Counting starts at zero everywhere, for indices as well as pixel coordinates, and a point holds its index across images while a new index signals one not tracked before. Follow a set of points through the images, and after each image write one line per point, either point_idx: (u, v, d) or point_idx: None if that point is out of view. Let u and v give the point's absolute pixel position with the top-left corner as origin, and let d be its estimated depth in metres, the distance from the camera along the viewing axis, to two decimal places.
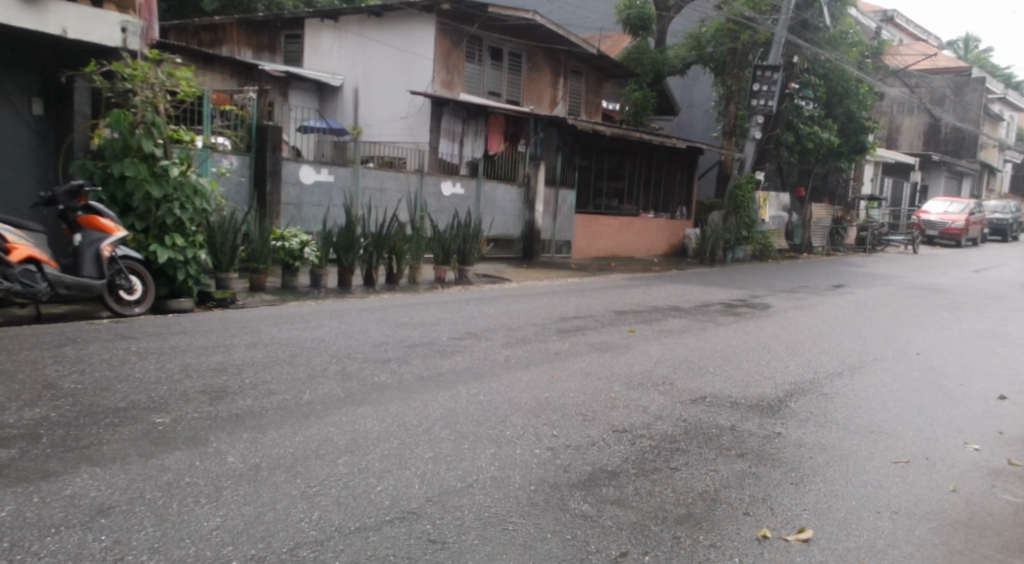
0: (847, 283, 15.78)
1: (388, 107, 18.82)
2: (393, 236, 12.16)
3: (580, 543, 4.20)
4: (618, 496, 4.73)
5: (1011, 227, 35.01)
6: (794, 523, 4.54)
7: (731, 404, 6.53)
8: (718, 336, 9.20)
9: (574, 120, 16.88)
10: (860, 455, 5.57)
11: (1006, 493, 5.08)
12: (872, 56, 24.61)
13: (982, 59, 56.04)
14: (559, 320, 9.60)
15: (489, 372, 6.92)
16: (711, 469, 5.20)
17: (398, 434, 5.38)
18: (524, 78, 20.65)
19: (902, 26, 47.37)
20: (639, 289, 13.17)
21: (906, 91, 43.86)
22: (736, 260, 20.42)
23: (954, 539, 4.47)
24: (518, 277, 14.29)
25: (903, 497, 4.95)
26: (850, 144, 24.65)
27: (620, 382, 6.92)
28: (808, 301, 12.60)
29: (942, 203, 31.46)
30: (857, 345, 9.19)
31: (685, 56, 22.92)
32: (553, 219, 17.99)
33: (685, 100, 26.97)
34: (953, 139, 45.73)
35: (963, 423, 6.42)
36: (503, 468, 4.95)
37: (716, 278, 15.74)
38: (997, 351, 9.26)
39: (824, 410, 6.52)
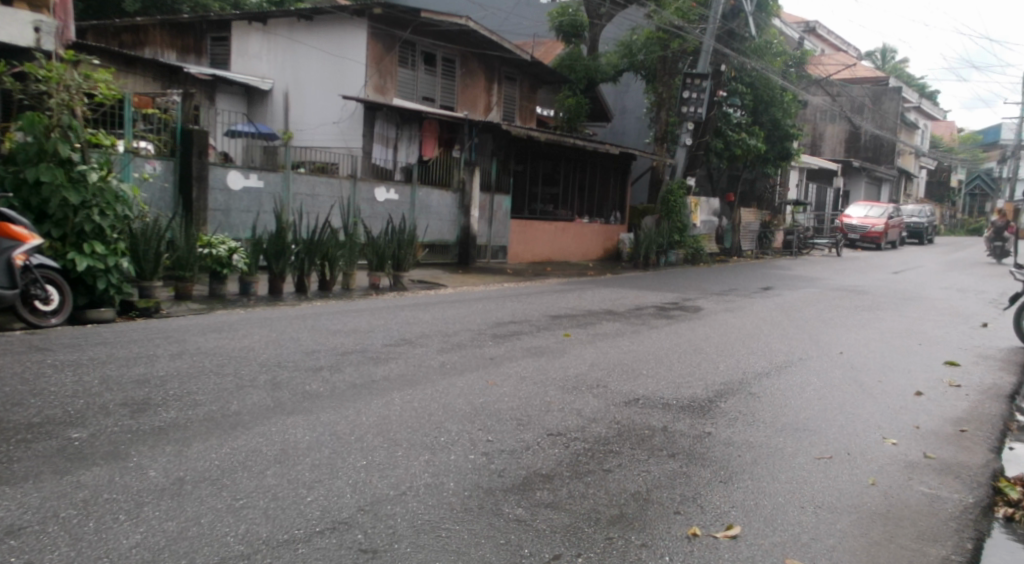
0: (775, 286, 16.17)
1: (320, 112, 18.58)
2: (325, 242, 11.99)
3: (513, 548, 4.20)
4: (552, 499, 4.75)
5: (927, 230, 36.33)
6: (722, 520, 4.62)
7: (663, 405, 6.61)
8: (650, 339, 9.31)
9: (508, 124, 16.91)
10: (786, 452, 5.70)
11: (922, 485, 5.26)
12: (796, 66, 25.27)
13: (898, 69, 58.19)
14: (495, 325, 9.59)
15: (423, 378, 6.89)
16: (643, 469, 5.26)
17: (329, 443, 5.31)
18: (458, 83, 20.61)
19: (823, 37, 48.85)
20: (572, 293, 13.27)
21: (828, 99, 45.20)
22: (669, 264, 20.74)
23: (872, 531, 4.59)
24: (453, 283, 14.25)
25: (826, 491, 5.08)
26: (776, 150, 25.33)
27: (554, 386, 6.94)
28: (736, 303, 12.89)
29: (862, 207, 32.50)
30: (784, 345, 9.41)
31: (617, 64, 23.09)
32: (488, 225, 17.98)
33: (618, 106, 27.29)
34: (872, 146, 47.24)
35: (882, 418, 6.62)
36: (437, 475, 4.93)
37: (648, 281, 15.94)
38: (915, 349, 9.58)
39: (752, 409, 6.65)
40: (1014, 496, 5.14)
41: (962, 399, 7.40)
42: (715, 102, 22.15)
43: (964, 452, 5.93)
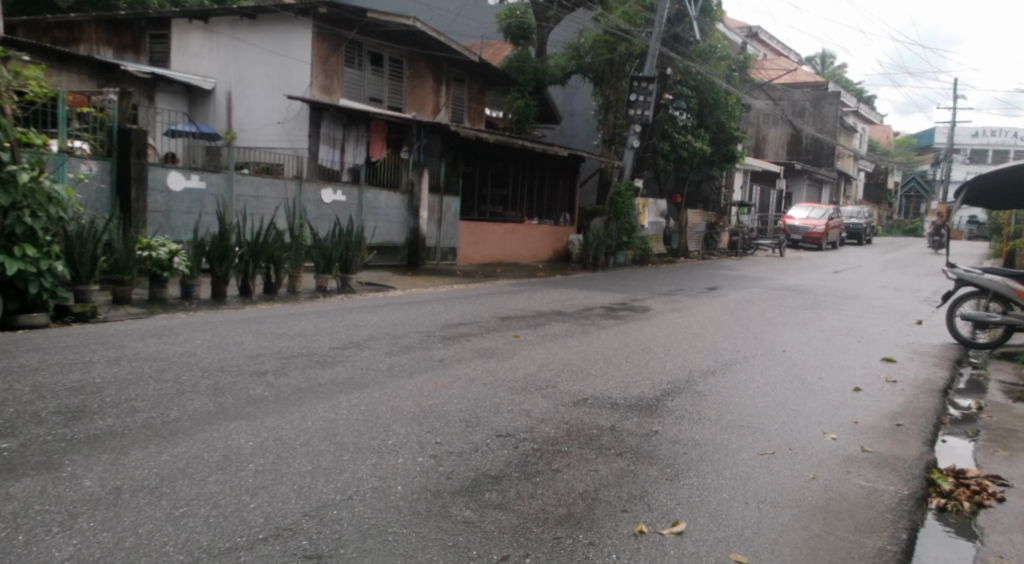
0: (719, 285, 16.39)
1: (264, 113, 18.31)
2: (270, 244, 11.80)
3: (461, 549, 4.17)
4: (500, 500, 4.73)
5: (866, 230, 37.20)
6: (668, 517, 4.66)
7: (611, 405, 6.64)
8: (598, 339, 9.36)
9: (456, 126, 16.83)
10: (730, 449, 5.77)
11: (860, 478, 5.36)
12: (739, 70, 25.68)
13: (838, 74, 59.50)
14: (444, 327, 9.54)
15: (371, 381, 6.82)
16: (591, 468, 5.27)
17: (274, 448, 5.22)
18: (405, 85, 20.49)
19: (765, 42, 49.76)
20: (521, 294, 13.28)
21: (770, 103, 46.00)
22: (618, 265, 20.89)
23: (813, 524, 4.67)
24: (402, 285, 14.15)
25: (769, 486, 5.15)
26: (721, 153, 25.64)
27: (503, 387, 6.92)
28: (683, 303, 13.04)
29: (804, 208, 33.15)
30: (730, 344, 9.52)
31: (566, 65, 23.11)
32: (438, 226, 17.89)
33: (566, 108, 27.40)
34: (813, 149, 48.20)
35: (823, 414, 6.74)
36: (385, 478, 4.87)
37: (597, 282, 16.03)
38: (855, 347, 9.79)
39: (698, 407, 6.72)
40: (947, 487, 5.26)
41: (899, 394, 7.58)
42: (661, 104, 22.40)
43: (900, 445, 6.07)
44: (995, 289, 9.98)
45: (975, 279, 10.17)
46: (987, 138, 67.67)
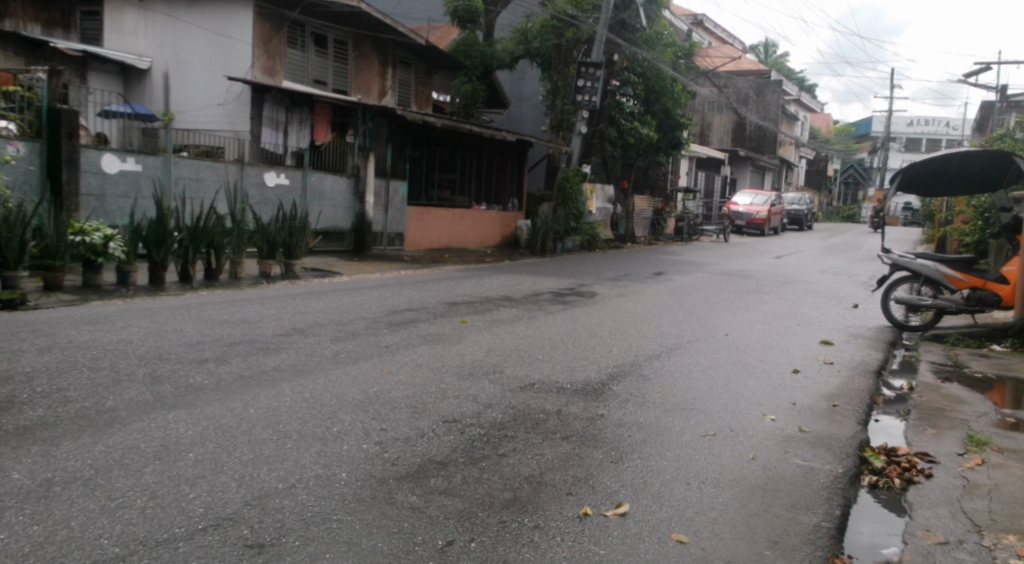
0: (665, 271, 16.57)
1: (204, 94, 17.92)
2: (211, 229, 11.57)
3: (405, 536, 4.15)
4: (446, 485, 4.72)
5: (807, 216, 37.96)
6: (612, 499, 4.70)
7: (557, 389, 6.68)
8: (546, 325, 9.39)
9: (402, 109, 16.65)
10: (674, 431, 5.85)
11: (797, 458, 5.48)
12: (685, 57, 25.91)
13: (780, 63, 60.51)
14: (391, 312, 9.49)
15: (316, 368, 6.75)
16: (537, 453, 5.29)
17: (214, 437, 5.13)
18: (350, 67, 20.24)
19: (710, 30, 50.30)
20: (469, 280, 13.24)
21: (715, 90, 46.57)
22: (566, 251, 20.97)
23: (751, 503, 4.76)
24: (348, 271, 14.02)
25: (711, 467, 5.24)
26: (667, 139, 25.86)
27: (450, 373, 6.91)
28: (629, 288, 13.17)
29: (748, 195, 33.66)
30: (674, 328, 9.64)
31: (513, 50, 23.02)
32: (384, 211, 17.75)
33: (514, 93, 27.34)
34: (756, 136, 48.93)
35: (762, 396, 6.87)
36: (328, 466, 4.82)
37: (545, 268, 16.07)
38: (796, 330, 9.99)
39: (643, 391, 6.79)
40: (879, 465, 5.41)
41: (835, 375, 7.77)
42: (609, 91, 22.52)
43: (836, 425, 6.21)
44: (927, 274, 10.28)
45: (908, 264, 10.45)
46: (922, 127, 69.49)
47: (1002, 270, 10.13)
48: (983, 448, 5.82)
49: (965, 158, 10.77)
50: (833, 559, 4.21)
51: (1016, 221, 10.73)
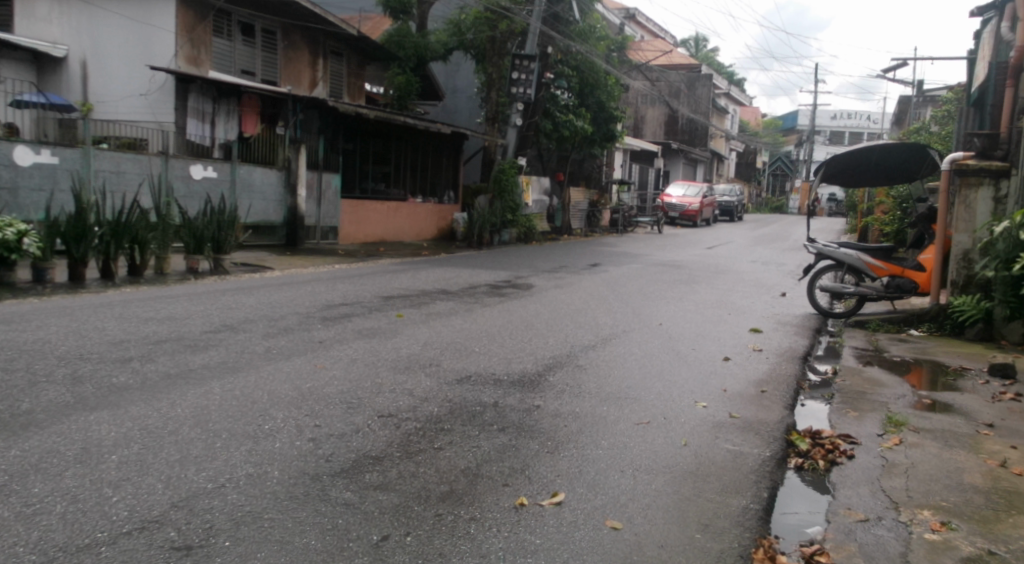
0: (600, 262, 16.73)
1: (125, 84, 17.38)
2: (133, 224, 11.29)
3: (339, 532, 4.14)
4: (381, 480, 4.72)
5: (737, 208, 38.72)
6: (548, 489, 4.76)
7: (494, 382, 6.71)
8: (481, 317, 9.42)
9: (334, 101, 16.44)
10: (608, 420, 5.94)
11: (727, 443, 5.62)
12: (618, 50, 26.16)
13: (710, 57, 61.61)
14: (325, 307, 9.41)
15: (246, 365, 6.66)
16: (473, 445, 5.32)
17: (139, 438, 5.03)
18: (279, 57, 19.88)
19: (642, 24, 50.93)
20: (405, 273, 13.20)
21: (647, 84, 47.16)
22: (502, 243, 21.01)
23: (682, 488, 4.87)
24: (281, 265, 13.82)
25: (644, 454, 5.35)
26: (602, 131, 26.06)
27: (386, 366, 6.91)
28: (565, 280, 13.26)
29: (680, 187, 34.19)
30: (608, 319, 9.77)
31: (447, 42, 22.95)
32: (317, 204, 17.56)
33: (448, 85, 27.26)
34: (688, 130, 49.66)
35: (693, 384, 7.02)
36: (260, 464, 4.77)
37: (482, 261, 16.08)
38: (726, 318, 10.21)
39: (578, 381, 6.88)
40: (804, 447, 5.59)
41: (763, 361, 7.98)
42: (543, 83, 22.60)
43: (764, 410, 6.39)
44: (850, 263, 10.65)
45: (831, 253, 10.79)
46: (845, 120, 71.52)
47: (918, 257, 10.59)
48: (901, 428, 6.06)
49: (884, 150, 11.13)
50: (760, 540, 4.34)
51: (932, 211, 11.21)
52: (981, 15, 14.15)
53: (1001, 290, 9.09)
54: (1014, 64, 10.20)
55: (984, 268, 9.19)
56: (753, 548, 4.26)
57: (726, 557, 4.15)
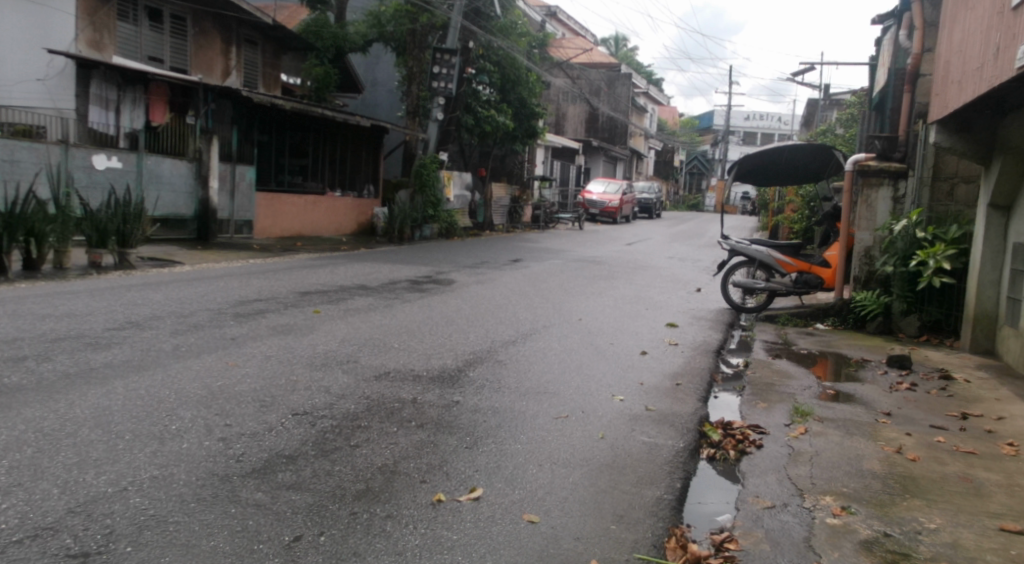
0: (521, 258, 16.78)
1: (19, 69, 16.26)
2: (31, 216, 10.82)
3: (250, 534, 4.05)
4: (295, 480, 4.64)
5: (656, 205, 39.38)
6: (466, 484, 4.76)
7: (413, 377, 6.67)
8: (401, 313, 9.34)
9: (248, 91, 15.96)
10: (528, 414, 5.96)
11: (643, 435, 5.71)
12: (539, 47, 26.29)
13: (629, 56, 62.54)
14: (238, 303, 9.18)
15: (153, 363, 6.45)
16: (391, 442, 5.28)
17: (34, 441, 4.83)
18: (190, 44, 19.31)
19: (563, 21, 51.38)
20: (323, 268, 13.00)
21: (568, 81, 47.61)
22: (424, 238, 20.88)
23: (599, 481, 4.93)
24: (191, 260, 13.42)
25: (561, 447, 5.39)
26: (523, 128, 26.17)
27: (301, 363, 6.79)
28: (486, 275, 13.26)
29: (601, 183, 34.56)
30: (528, 314, 9.81)
31: (366, 33, 22.68)
32: (230, 197, 17.17)
33: (368, 77, 27.00)
34: (608, 127, 50.27)
35: (612, 377, 7.11)
36: (166, 466, 4.63)
37: (403, 256, 15.94)
38: (643, 313, 10.36)
39: (497, 376, 6.90)
40: (716, 438, 5.72)
41: (678, 355, 8.14)
42: (465, 78, 22.51)
43: (678, 403, 6.51)
44: (761, 259, 10.95)
45: (744, 249, 11.06)
46: (758, 121, 73.58)
47: (824, 254, 11.05)
48: (807, 418, 6.25)
49: (794, 150, 11.43)
50: (673, 529, 4.42)
51: (838, 210, 11.65)
52: (882, 23, 14.67)
53: (898, 286, 9.57)
54: (911, 69, 10.63)
55: (883, 265, 9.67)
56: (667, 537, 4.33)
57: (639, 547, 4.21)
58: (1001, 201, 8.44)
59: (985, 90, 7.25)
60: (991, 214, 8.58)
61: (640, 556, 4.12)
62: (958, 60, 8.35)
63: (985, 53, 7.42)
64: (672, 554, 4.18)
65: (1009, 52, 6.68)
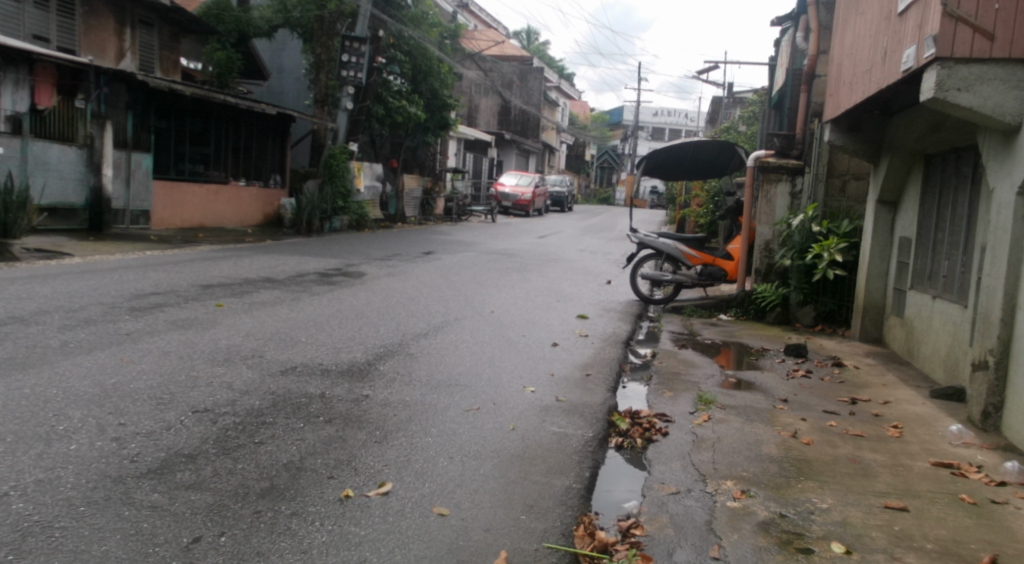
0: (433, 251, 16.62)
1: None
2: None
3: (144, 537, 3.87)
4: (194, 479, 4.46)
5: (568, 199, 39.73)
6: (375, 479, 4.66)
7: (321, 372, 6.52)
8: (309, 306, 9.13)
9: (145, 75, 15.30)
10: (438, 407, 5.90)
11: (553, 425, 5.71)
12: (451, 38, 26.14)
13: (541, 51, 63.03)
14: (134, 297, 8.81)
15: (39, 360, 6.12)
16: (297, 438, 5.13)
17: None
18: (79, 24, 18.42)
19: (476, 14, 51.42)
20: (226, 260, 12.62)
21: (481, 74, 47.61)
22: (333, 230, 20.52)
23: (510, 472, 4.90)
24: (82, 251, 12.82)
25: (471, 439, 5.35)
26: (435, 119, 25.96)
27: (202, 359, 6.55)
28: (397, 268, 13.09)
29: (514, 177, 34.62)
30: (440, 306, 9.72)
31: (271, 19, 21.83)
32: (125, 186, 16.57)
33: (274, 64, 26.42)
34: (520, 121, 50.49)
35: (523, 369, 7.10)
36: (52, 469, 4.39)
37: (310, 248, 15.59)
38: (554, 306, 10.38)
39: (407, 369, 6.81)
40: (623, 427, 5.78)
41: (588, 346, 8.18)
42: (375, 67, 22.18)
43: (588, 393, 6.55)
44: (668, 252, 11.12)
45: (651, 242, 11.20)
46: (665, 118, 75.13)
47: (727, 248, 11.30)
48: (710, 406, 6.37)
49: (699, 147, 11.66)
50: (581, 518, 4.43)
51: (740, 205, 11.93)
52: (780, 24, 15.11)
53: (796, 278, 9.82)
54: (807, 71, 11.05)
55: (782, 258, 9.95)
56: (575, 525, 4.34)
57: (549, 536, 4.20)
58: (889, 197, 8.80)
59: (873, 92, 7.52)
60: (880, 210, 8.94)
61: (548, 545, 4.11)
62: (849, 61, 8.64)
63: (873, 56, 7.70)
64: (580, 542, 4.19)
65: (895, 55, 6.94)
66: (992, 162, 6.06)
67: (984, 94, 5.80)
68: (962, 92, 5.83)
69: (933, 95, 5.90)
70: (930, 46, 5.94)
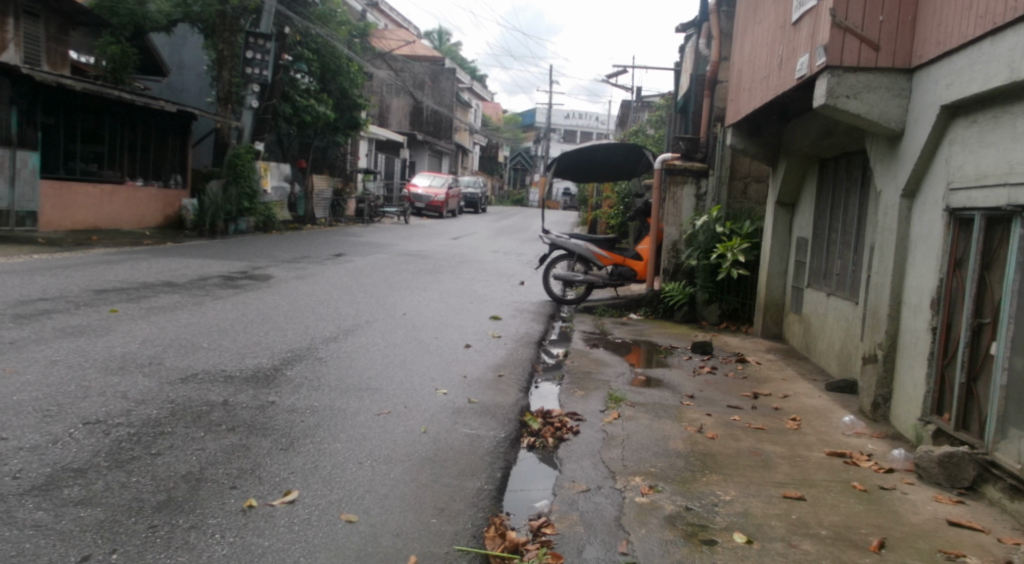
0: (344, 252, 16.35)
1: None
2: None
3: (26, 558, 3.64)
4: (83, 495, 4.22)
5: (481, 200, 39.75)
6: (279, 488, 4.51)
7: (225, 378, 6.30)
8: (212, 310, 8.82)
9: (32, 69, 14.57)
10: (348, 412, 5.76)
11: (464, 427, 5.65)
12: (360, 37, 25.81)
13: (452, 51, 62.91)
14: (19, 303, 8.34)
15: None
16: (197, 448, 4.93)
17: None
18: None
19: (385, 13, 50.93)
20: (123, 264, 12.10)
21: (391, 73, 47.17)
22: (239, 232, 19.99)
23: (420, 475, 4.81)
24: None
25: (381, 444, 5.23)
26: (344, 119, 25.57)
27: (94, 367, 6.23)
28: (305, 270, 12.81)
29: (426, 177, 34.40)
30: (351, 309, 9.55)
31: (170, 12, 21.14)
32: (10, 185, 15.71)
33: (174, 60, 25.62)
34: (433, 121, 50.27)
35: (434, 371, 7.02)
36: None
37: (215, 250, 15.13)
38: (465, 306, 10.31)
39: (316, 373, 6.64)
40: (535, 427, 5.76)
41: (501, 348, 8.14)
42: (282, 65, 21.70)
43: (500, 394, 6.52)
44: (580, 253, 11.18)
45: (563, 243, 11.25)
46: (577, 120, 76.09)
47: (636, 248, 11.44)
48: (620, 403, 6.42)
49: (608, 149, 11.78)
50: (492, 518, 4.38)
51: (648, 207, 12.11)
52: (684, 31, 15.42)
53: (701, 277, 10.00)
54: (710, 76, 11.27)
55: (688, 257, 10.15)
56: (486, 526, 4.29)
57: (459, 539, 4.12)
58: (788, 198, 9.05)
59: (771, 97, 7.69)
60: (779, 211, 9.18)
61: (460, 548, 4.04)
62: (749, 66, 8.85)
63: (771, 62, 7.88)
64: (490, 544, 4.14)
65: (790, 62, 7.11)
66: (880, 164, 6.27)
67: (871, 101, 5.98)
68: (851, 99, 5.99)
69: (824, 102, 6.03)
70: (822, 54, 6.10)
